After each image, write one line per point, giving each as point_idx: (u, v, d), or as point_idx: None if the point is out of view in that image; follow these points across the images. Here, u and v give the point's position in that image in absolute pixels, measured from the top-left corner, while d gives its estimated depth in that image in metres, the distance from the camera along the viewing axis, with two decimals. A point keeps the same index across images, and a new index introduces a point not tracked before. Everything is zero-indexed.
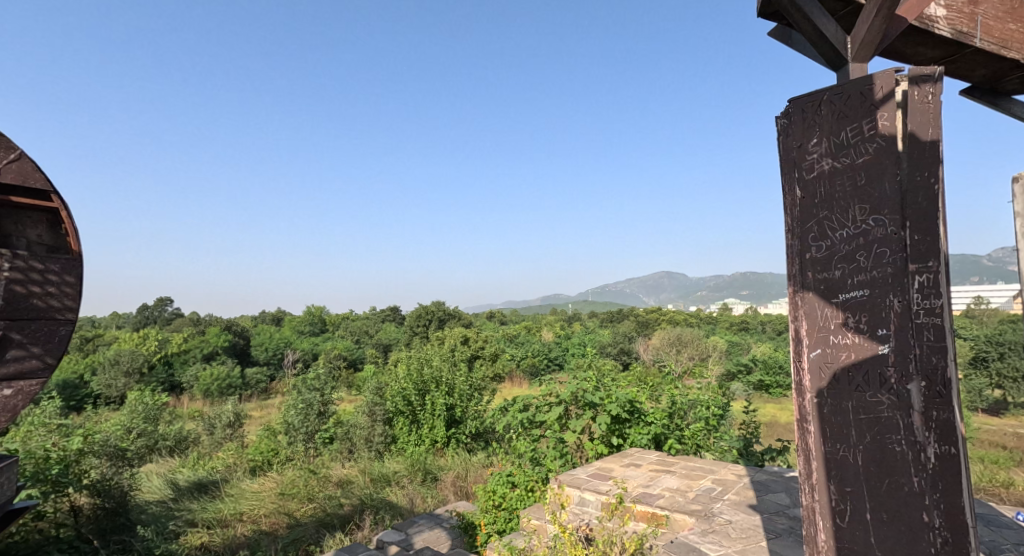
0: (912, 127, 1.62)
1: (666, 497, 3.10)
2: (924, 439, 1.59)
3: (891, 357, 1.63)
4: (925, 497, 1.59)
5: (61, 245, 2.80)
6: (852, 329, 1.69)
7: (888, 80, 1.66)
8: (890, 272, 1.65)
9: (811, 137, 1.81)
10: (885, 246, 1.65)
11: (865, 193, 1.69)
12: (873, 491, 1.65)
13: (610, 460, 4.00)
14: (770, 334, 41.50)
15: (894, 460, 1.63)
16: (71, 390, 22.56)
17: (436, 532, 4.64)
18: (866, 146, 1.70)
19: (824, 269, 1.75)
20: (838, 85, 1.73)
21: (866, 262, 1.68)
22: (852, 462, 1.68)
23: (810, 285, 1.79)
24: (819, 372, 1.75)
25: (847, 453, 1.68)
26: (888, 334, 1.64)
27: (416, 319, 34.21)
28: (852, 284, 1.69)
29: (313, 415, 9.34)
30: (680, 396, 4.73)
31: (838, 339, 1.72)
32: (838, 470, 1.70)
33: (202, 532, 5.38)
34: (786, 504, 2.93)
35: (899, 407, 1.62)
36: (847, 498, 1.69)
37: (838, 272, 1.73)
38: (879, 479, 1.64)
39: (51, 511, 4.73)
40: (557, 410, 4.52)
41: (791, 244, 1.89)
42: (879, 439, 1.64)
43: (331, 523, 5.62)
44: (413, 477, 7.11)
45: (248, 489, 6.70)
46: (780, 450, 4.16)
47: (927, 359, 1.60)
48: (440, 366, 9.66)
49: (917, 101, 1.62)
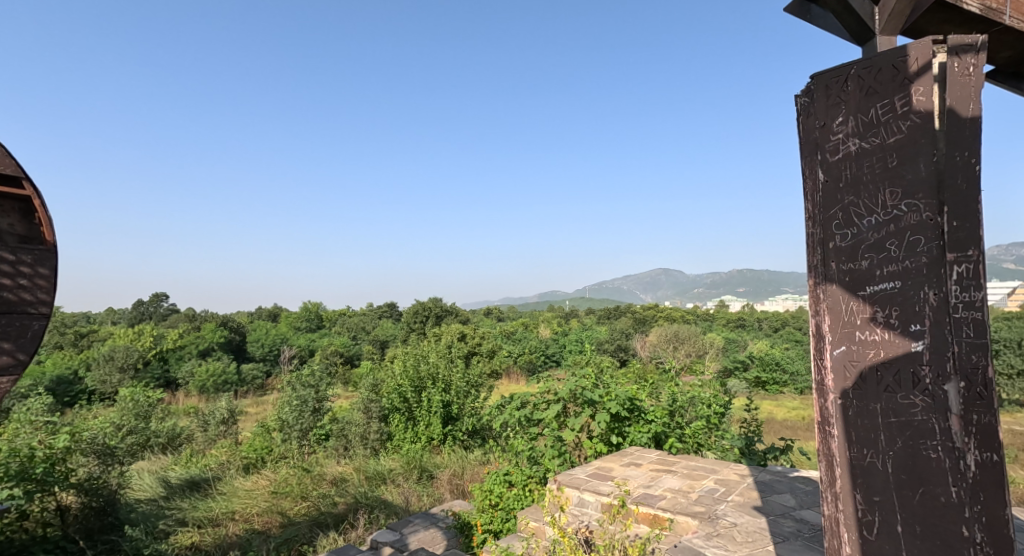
0: (951, 101, 1.49)
1: (668, 499, 3.01)
2: (963, 445, 1.47)
3: (925, 355, 1.52)
4: (964, 509, 1.47)
5: (35, 235, 2.68)
6: (881, 324, 1.59)
7: (925, 50, 1.52)
8: (924, 263, 1.54)
9: (836, 116, 1.71)
10: (919, 234, 1.54)
11: (896, 177, 1.57)
12: (904, 501, 1.55)
13: (609, 459, 3.90)
14: (766, 332, 41.60)
15: (928, 469, 1.52)
16: (66, 385, 22.38)
17: (432, 532, 4.55)
18: (899, 125, 1.58)
19: (850, 260, 1.66)
20: (868, 59, 1.63)
21: (896, 252, 1.57)
22: (880, 469, 1.59)
23: (833, 277, 1.69)
24: (844, 371, 1.65)
25: (874, 460, 1.59)
26: (923, 330, 1.53)
27: (414, 315, 34.16)
28: (882, 275, 1.59)
29: (308, 412, 9.21)
30: (681, 394, 4.63)
31: (865, 336, 1.62)
32: (864, 479, 1.62)
33: (193, 532, 5.29)
34: (792, 506, 2.84)
35: (934, 410, 1.51)
36: (875, 509, 1.60)
37: (865, 263, 1.63)
38: (911, 489, 1.54)
39: (37, 511, 4.62)
40: (556, 408, 4.41)
41: (813, 234, 1.79)
42: (912, 444, 1.54)
43: (324, 523, 5.51)
44: (410, 475, 7.03)
45: (241, 487, 6.58)
46: (783, 449, 4.06)
47: (966, 358, 1.48)
48: (437, 362, 9.56)
49: (956, 75, 1.49)
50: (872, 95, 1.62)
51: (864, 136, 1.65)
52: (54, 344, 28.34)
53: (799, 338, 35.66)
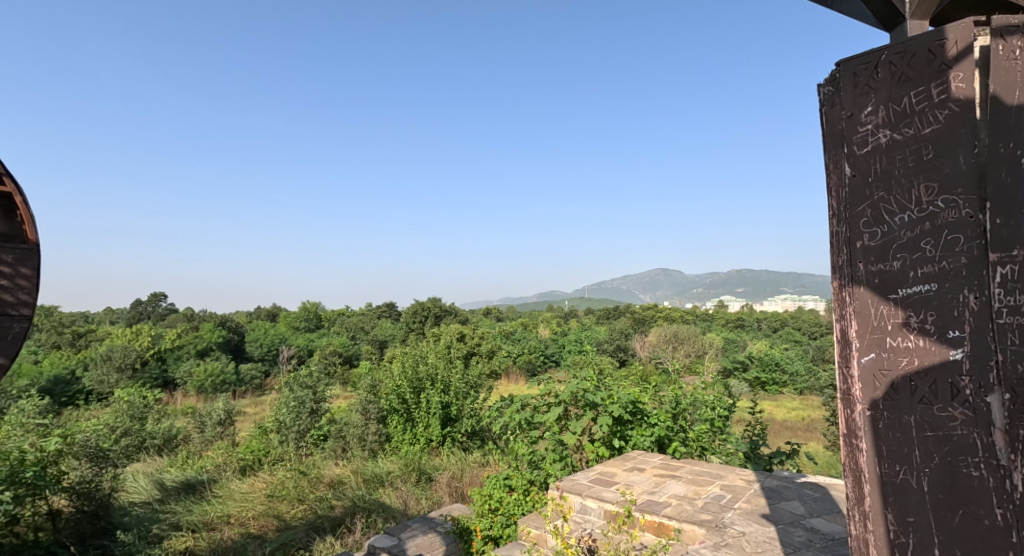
0: (996, 88, 1.38)
1: (673, 506, 2.93)
2: (1009, 463, 1.37)
3: (966, 364, 1.41)
4: (1012, 534, 1.37)
5: (16, 233, 2.58)
6: (915, 330, 1.49)
7: (964, 31, 1.42)
8: (966, 263, 1.43)
9: (865, 106, 1.61)
10: (960, 232, 1.44)
11: (934, 171, 1.47)
12: (944, 522, 1.45)
13: (611, 464, 3.83)
14: (766, 332, 41.49)
15: (970, 488, 1.41)
16: (63, 385, 22.26)
17: (430, 537, 4.46)
18: (935, 114, 1.48)
19: (880, 261, 1.56)
20: (900, 43, 1.53)
21: (932, 252, 1.47)
22: (914, 487, 1.49)
23: (862, 279, 1.59)
24: (872, 382, 1.56)
25: (908, 478, 1.49)
26: (962, 337, 1.43)
27: (412, 315, 34.05)
28: (917, 277, 1.49)
29: (306, 413, 9.12)
30: (684, 396, 4.55)
31: (897, 342, 1.52)
32: (898, 497, 1.52)
33: (188, 536, 5.21)
34: (801, 513, 2.76)
35: (975, 424, 1.41)
36: (910, 530, 1.50)
37: (897, 264, 1.53)
38: (950, 509, 1.44)
39: (28, 515, 4.53)
40: (557, 411, 4.32)
41: (837, 232, 1.70)
42: (950, 461, 1.44)
43: (321, 527, 5.41)
44: (408, 477, 6.95)
45: (237, 490, 6.49)
46: (789, 454, 3.97)
47: (1013, 367, 1.36)
48: (435, 363, 9.45)
49: (1000, 58, 1.38)
50: (905, 82, 1.52)
51: (895, 127, 1.55)
52: (52, 343, 28.24)
53: (798, 338, 35.66)
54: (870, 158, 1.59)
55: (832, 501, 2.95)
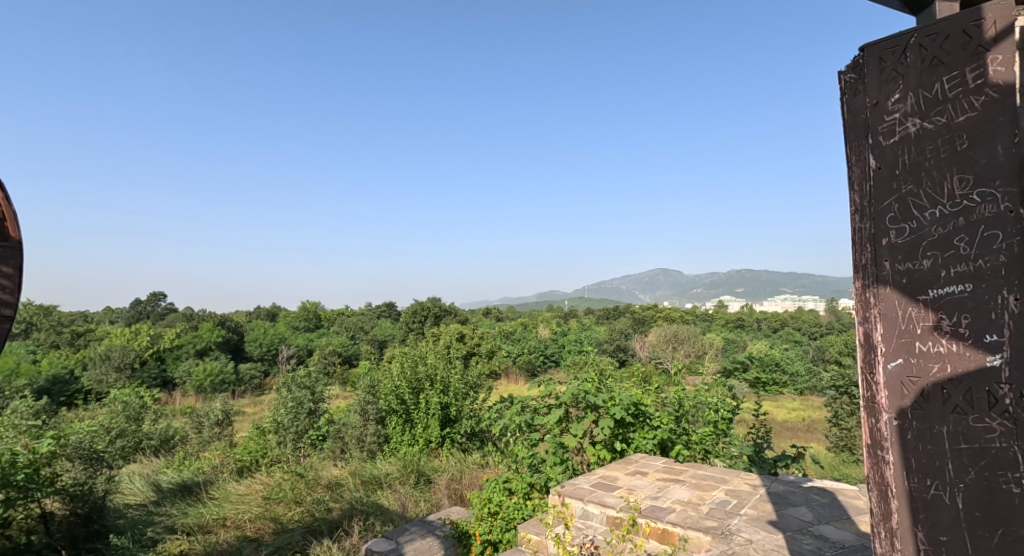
0: None
1: (677, 512, 2.86)
2: None
3: (1004, 371, 1.32)
4: None
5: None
6: (948, 334, 1.40)
7: (1000, 12, 1.34)
8: (1004, 263, 1.33)
9: (893, 93, 1.54)
10: (997, 230, 1.34)
11: (967, 164, 1.38)
12: (981, 543, 1.35)
13: (613, 467, 3.75)
14: (766, 332, 41.39)
15: (1008, 506, 1.32)
16: (61, 385, 22.19)
17: (429, 540, 4.39)
18: (971, 101, 1.39)
19: (910, 260, 1.48)
20: (932, 24, 1.45)
21: (967, 250, 1.38)
22: (947, 504, 1.40)
23: (889, 279, 1.51)
24: (901, 390, 1.48)
25: (940, 493, 1.41)
26: (1000, 341, 1.33)
27: (412, 315, 33.94)
28: (949, 277, 1.40)
29: (304, 414, 9.04)
30: (687, 399, 4.48)
31: (928, 347, 1.44)
32: (928, 514, 1.44)
33: (182, 540, 5.14)
34: (809, 520, 2.69)
35: (1015, 437, 1.31)
36: (942, 549, 1.42)
37: (928, 262, 1.44)
38: (987, 530, 1.34)
39: (21, 518, 4.45)
40: (558, 413, 4.24)
41: (863, 230, 1.62)
42: (987, 476, 1.34)
43: (318, 530, 5.33)
44: (407, 479, 6.88)
45: (233, 492, 6.39)
46: (795, 457, 3.89)
47: None
48: (435, 363, 9.37)
49: None
50: (937, 68, 1.44)
51: (926, 115, 1.47)
52: (50, 343, 28.17)
53: (798, 338, 35.64)
54: (898, 149, 1.52)
55: (840, 507, 2.89)
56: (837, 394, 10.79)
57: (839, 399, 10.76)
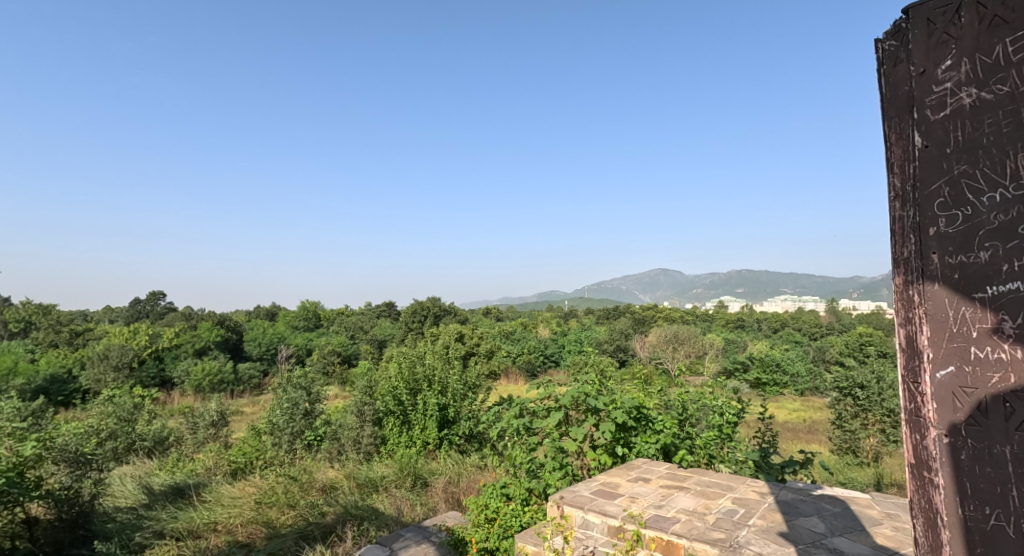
0: None
1: (682, 522, 2.72)
2: None
3: None
4: None
5: None
6: (1011, 338, 1.26)
7: None
8: None
9: (946, 60, 1.40)
10: None
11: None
12: None
13: (614, 473, 3.62)
14: (766, 333, 41.31)
15: None
16: (59, 384, 22.07)
17: (424, 548, 4.24)
18: None
19: (963, 255, 1.33)
20: None
21: None
22: (1005, 536, 1.27)
23: (938, 274, 1.37)
24: (955, 402, 1.34)
25: (1000, 525, 1.27)
26: None
27: (411, 315, 33.79)
28: (1012, 273, 1.26)
29: (300, 415, 8.89)
30: (690, 401, 4.34)
31: (989, 353, 1.30)
32: (985, 548, 1.29)
33: (171, 545, 5.01)
34: (821, 532, 2.56)
35: None
36: None
37: (985, 256, 1.30)
38: None
39: (3, 523, 4.30)
40: (557, 416, 4.11)
41: (906, 220, 1.47)
42: None
43: (311, 535, 5.19)
44: (403, 482, 6.74)
45: (226, 495, 6.26)
46: (802, 463, 3.75)
47: None
48: (432, 364, 9.24)
49: None
50: (997, 28, 1.32)
51: (984, 85, 1.33)
52: (49, 342, 28.07)
53: (799, 339, 35.56)
54: (947, 130, 1.38)
55: (853, 518, 2.75)
56: (840, 395, 10.67)
57: (842, 401, 10.64)
